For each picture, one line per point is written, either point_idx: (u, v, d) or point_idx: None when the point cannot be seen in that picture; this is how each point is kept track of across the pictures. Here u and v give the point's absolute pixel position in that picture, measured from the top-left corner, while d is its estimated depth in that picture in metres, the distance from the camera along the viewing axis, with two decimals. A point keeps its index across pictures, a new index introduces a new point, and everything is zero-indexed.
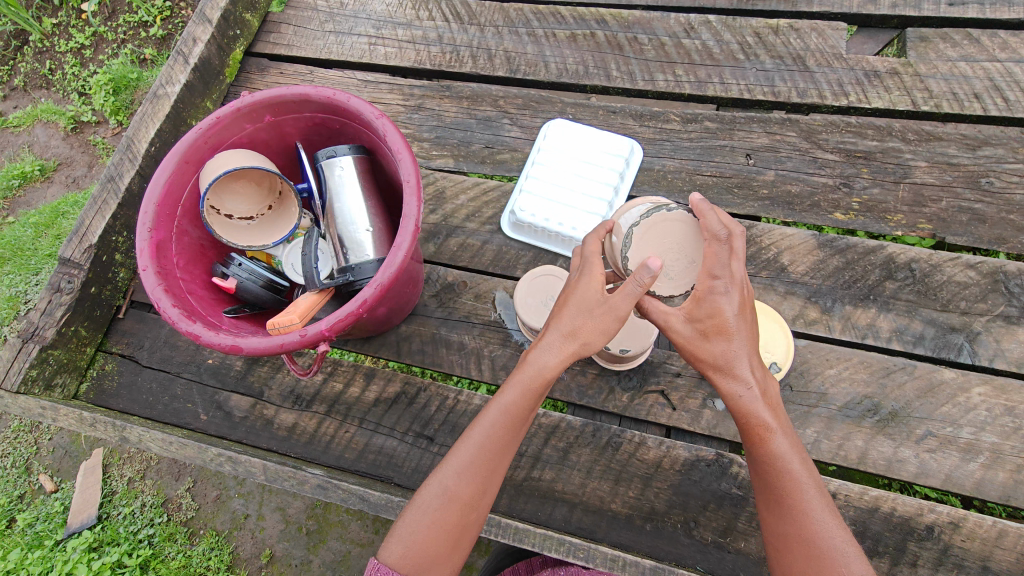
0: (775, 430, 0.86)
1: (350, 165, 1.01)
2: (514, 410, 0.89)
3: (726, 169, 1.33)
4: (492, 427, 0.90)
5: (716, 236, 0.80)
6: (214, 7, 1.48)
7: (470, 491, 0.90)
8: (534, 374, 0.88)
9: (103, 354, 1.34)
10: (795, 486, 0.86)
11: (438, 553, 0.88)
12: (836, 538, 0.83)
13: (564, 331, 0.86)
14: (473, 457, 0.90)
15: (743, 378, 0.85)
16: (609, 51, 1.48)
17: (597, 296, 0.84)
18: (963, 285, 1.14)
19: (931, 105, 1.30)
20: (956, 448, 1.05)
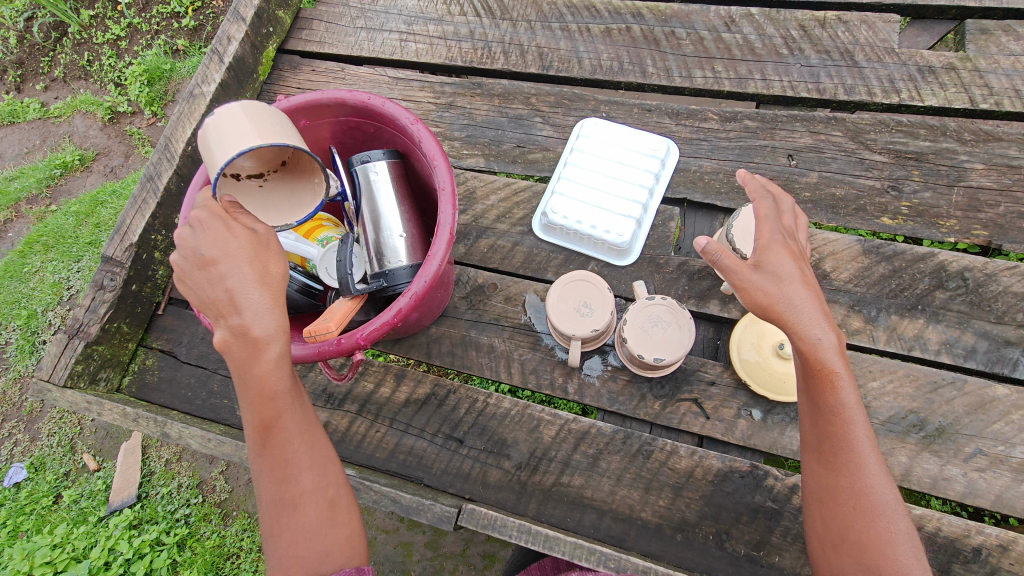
0: (845, 383, 0.84)
1: (383, 168, 1.00)
2: (266, 397, 0.80)
3: (766, 171, 1.28)
4: (257, 430, 0.82)
5: (761, 196, 0.92)
6: (248, 5, 1.48)
7: (298, 484, 0.84)
8: (241, 344, 0.77)
9: (144, 349, 1.38)
10: (856, 441, 0.85)
11: (321, 552, 0.82)
12: (887, 495, 0.83)
13: (249, 278, 0.78)
14: (270, 464, 0.83)
15: (814, 325, 0.85)
16: (645, 46, 1.44)
17: (246, 241, 0.81)
18: (1020, 296, 1.09)
19: (991, 103, 1.23)
20: (1008, 468, 1.00)
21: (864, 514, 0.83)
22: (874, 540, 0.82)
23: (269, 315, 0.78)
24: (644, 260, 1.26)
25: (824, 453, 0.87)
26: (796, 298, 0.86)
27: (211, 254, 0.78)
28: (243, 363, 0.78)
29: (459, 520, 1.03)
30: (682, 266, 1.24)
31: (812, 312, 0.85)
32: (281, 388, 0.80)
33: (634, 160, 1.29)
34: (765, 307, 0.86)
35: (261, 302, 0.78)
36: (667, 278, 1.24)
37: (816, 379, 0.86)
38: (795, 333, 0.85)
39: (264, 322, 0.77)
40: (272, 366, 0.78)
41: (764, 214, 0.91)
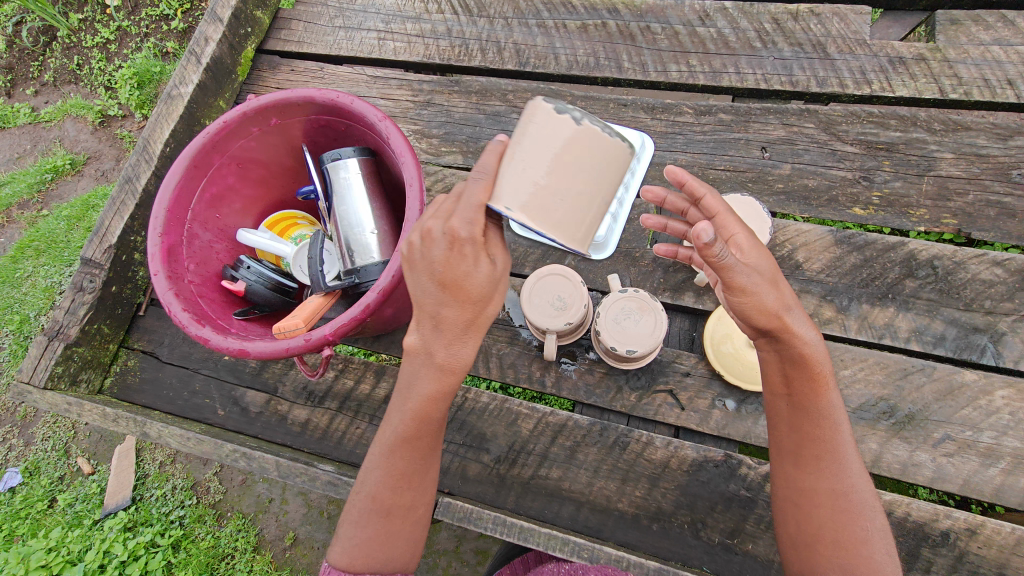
0: (831, 386, 0.87)
1: (353, 165, 1.01)
2: (423, 416, 0.90)
3: (740, 163, 1.29)
4: (399, 438, 0.91)
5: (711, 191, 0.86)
6: (225, 6, 1.49)
7: (397, 495, 0.94)
8: (438, 368, 0.85)
9: (126, 350, 1.38)
10: (838, 442, 0.88)
11: (386, 557, 0.94)
12: (865, 494, 0.87)
13: (460, 317, 0.83)
14: (397, 465, 0.93)
15: (807, 327, 0.86)
16: (621, 41, 1.44)
17: (483, 275, 0.82)
18: (988, 284, 1.10)
19: (960, 93, 1.24)
20: (976, 453, 1.02)
21: (842, 512, 0.86)
22: (851, 539, 0.85)
23: (465, 353, 0.86)
24: (620, 253, 1.27)
25: (803, 455, 0.89)
26: (786, 296, 0.85)
27: (446, 271, 0.80)
28: (421, 380, 0.87)
29: (436, 514, 1.04)
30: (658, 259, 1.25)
31: (804, 314, 0.86)
32: (434, 416, 0.91)
33: None
34: (771, 312, 0.83)
35: (461, 338, 0.85)
36: (643, 271, 1.25)
37: (810, 384, 0.87)
38: (792, 337, 0.85)
39: (457, 361, 0.86)
40: (437, 393, 0.88)
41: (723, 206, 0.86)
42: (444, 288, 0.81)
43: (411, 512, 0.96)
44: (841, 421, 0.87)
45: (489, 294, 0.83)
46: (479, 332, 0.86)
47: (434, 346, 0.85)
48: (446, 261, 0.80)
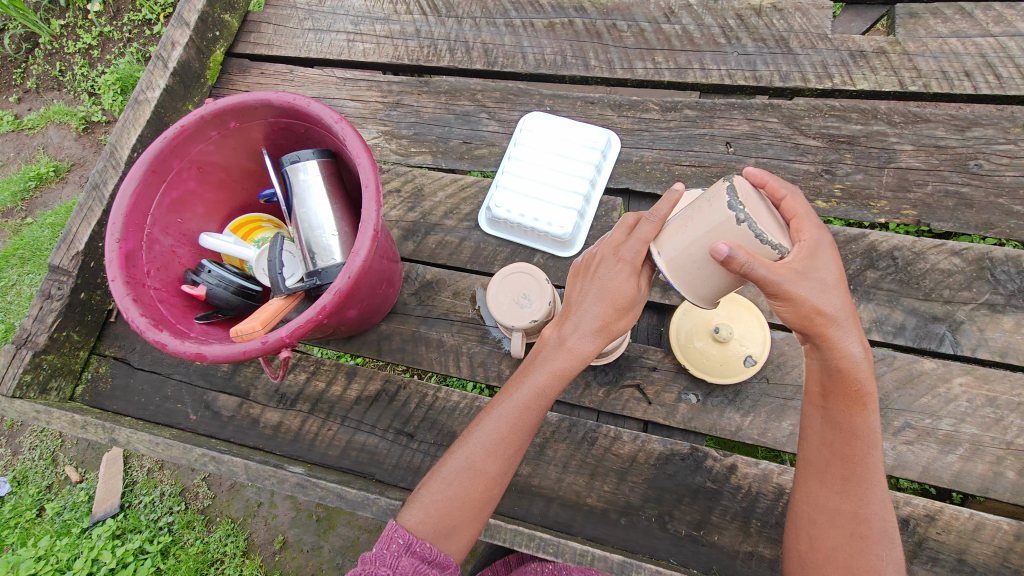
0: (873, 407, 0.85)
1: (312, 167, 1.01)
2: (542, 395, 0.89)
3: (705, 159, 1.30)
4: (521, 408, 0.90)
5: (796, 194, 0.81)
6: (191, 10, 1.49)
7: (493, 465, 0.90)
8: (563, 359, 0.88)
9: (97, 357, 1.38)
10: (869, 467, 0.86)
11: (456, 526, 0.89)
12: (883, 522, 0.85)
13: (598, 318, 0.87)
14: (495, 440, 0.90)
15: (853, 337, 0.82)
16: (588, 39, 1.45)
17: (631, 288, 0.86)
18: (947, 273, 1.11)
19: (919, 85, 1.26)
20: (935, 440, 1.03)
21: (859, 537, 0.85)
22: (863, 564, 0.83)
23: (591, 348, 0.88)
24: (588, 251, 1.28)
25: (834, 473, 0.87)
26: (838, 306, 0.80)
27: (614, 278, 0.86)
28: (553, 361, 0.89)
29: None
30: None
31: (853, 322, 0.81)
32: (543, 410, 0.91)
33: (575, 152, 1.30)
34: (813, 313, 0.78)
35: (590, 339, 0.87)
36: None
37: (850, 399, 0.85)
38: (833, 343, 0.81)
39: (584, 352, 0.87)
40: (553, 384, 0.89)
41: (802, 211, 0.80)
42: (598, 292, 0.86)
43: (489, 496, 0.91)
44: (874, 443, 0.85)
45: (634, 301, 0.87)
46: (610, 336, 0.88)
47: (570, 335, 0.88)
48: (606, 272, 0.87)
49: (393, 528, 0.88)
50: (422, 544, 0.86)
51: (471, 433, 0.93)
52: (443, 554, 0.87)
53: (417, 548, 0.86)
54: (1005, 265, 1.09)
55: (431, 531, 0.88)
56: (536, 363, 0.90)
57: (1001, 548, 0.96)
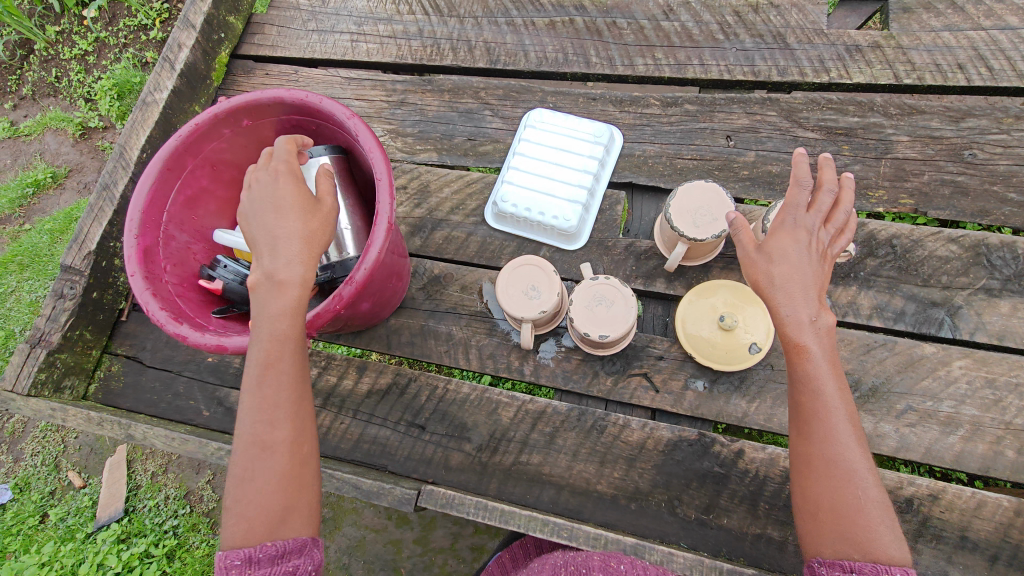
0: (812, 352, 0.85)
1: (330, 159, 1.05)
2: (278, 336, 0.84)
3: (706, 152, 1.33)
4: (263, 365, 0.84)
5: (802, 179, 0.88)
6: (197, 13, 1.51)
7: (281, 431, 0.85)
8: (276, 289, 0.83)
9: (109, 356, 1.40)
10: (825, 410, 0.86)
11: (282, 510, 0.84)
12: (858, 464, 0.84)
13: (291, 229, 0.85)
14: (258, 408, 0.84)
15: (799, 303, 0.86)
16: (588, 37, 1.48)
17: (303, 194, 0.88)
18: (944, 260, 1.14)
19: (913, 78, 1.29)
20: (936, 422, 1.06)
21: (836, 483, 0.84)
22: (844, 508, 0.83)
23: (305, 268, 0.85)
24: (593, 243, 1.31)
25: (800, 422, 0.89)
26: (782, 281, 0.87)
27: (277, 198, 0.86)
28: (270, 298, 0.83)
29: (419, 501, 1.07)
30: (629, 247, 1.29)
31: (797, 291, 0.86)
32: (292, 337, 0.85)
33: (578, 147, 1.33)
34: (754, 281, 0.90)
35: (291, 261, 0.84)
36: (615, 259, 1.29)
37: (787, 352, 0.88)
38: (774, 306, 0.88)
39: (296, 275, 0.84)
40: (287, 312, 0.84)
41: (794, 201, 0.89)
42: (261, 217, 0.86)
43: (304, 464, 0.87)
44: (819, 388, 0.86)
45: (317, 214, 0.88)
46: (309, 251, 0.85)
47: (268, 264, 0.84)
48: (262, 198, 0.87)
49: (221, 561, 0.79)
50: (261, 548, 0.80)
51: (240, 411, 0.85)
52: (289, 539, 0.83)
53: (260, 555, 0.80)
54: (1001, 251, 1.12)
55: (264, 530, 0.82)
56: (254, 310, 0.84)
57: (1002, 525, 0.98)
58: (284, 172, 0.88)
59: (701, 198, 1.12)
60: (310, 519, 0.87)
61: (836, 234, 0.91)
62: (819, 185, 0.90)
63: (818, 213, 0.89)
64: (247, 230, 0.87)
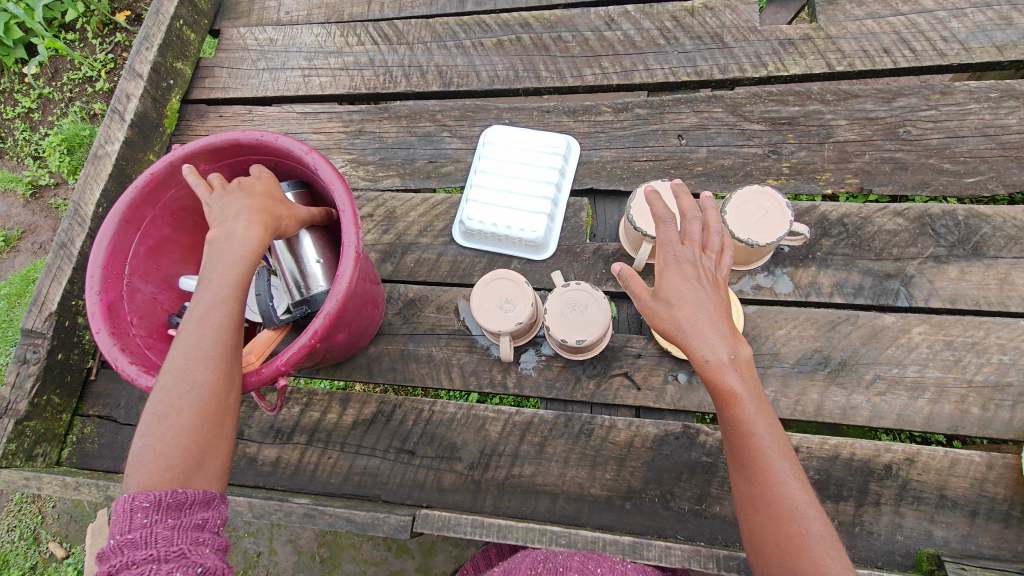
0: (740, 397, 0.86)
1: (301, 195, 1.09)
2: (229, 283, 0.84)
3: (660, 153, 1.37)
4: (205, 305, 0.84)
5: (662, 217, 0.94)
6: (143, 62, 1.51)
7: (207, 373, 0.82)
8: (230, 243, 0.85)
9: (81, 418, 1.36)
10: (759, 450, 0.86)
11: (194, 456, 0.79)
12: (800, 501, 0.83)
13: (257, 205, 0.89)
14: (191, 346, 0.82)
15: (712, 344, 0.88)
16: (536, 53, 1.52)
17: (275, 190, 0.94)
18: (893, 233, 1.20)
19: (844, 65, 1.36)
20: (904, 388, 1.10)
21: (782, 525, 0.82)
22: (791, 543, 0.82)
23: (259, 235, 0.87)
24: (561, 251, 1.33)
25: (737, 462, 0.88)
26: (682, 317, 0.89)
27: (255, 184, 0.93)
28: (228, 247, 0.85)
29: (415, 527, 1.06)
30: (597, 252, 1.32)
31: (706, 330, 0.88)
32: (240, 284, 0.85)
33: (537, 159, 1.36)
34: (661, 328, 0.92)
35: (251, 226, 0.87)
36: (585, 265, 1.32)
37: (716, 397, 0.88)
38: (691, 350, 0.88)
39: (253, 237, 0.86)
40: (235, 262, 0.85)
41: (665, 240, 0.93)
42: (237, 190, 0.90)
43: (224, 414, 0.83)
44: (752, 430, 0.86)
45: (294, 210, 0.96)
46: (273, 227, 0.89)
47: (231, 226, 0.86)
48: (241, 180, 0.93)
49: (125, 502, 0.73)
50: (173, 493, 0.76)
51: (173, 349, 0.83)
52: (199, 491, 0.79)
53: (170, 500, 0.75)
54: (944, 219, 1.18)
55: (177, 475, 0.78)
56: (209, 261, 0.85)
57: (977, 480, 1.03)
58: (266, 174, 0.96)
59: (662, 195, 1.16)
60: (221, 474, 0.83)
61: (718, 257, 0.95)
62: (682, 216, 0.96)
63: (694, 246, 0.93)
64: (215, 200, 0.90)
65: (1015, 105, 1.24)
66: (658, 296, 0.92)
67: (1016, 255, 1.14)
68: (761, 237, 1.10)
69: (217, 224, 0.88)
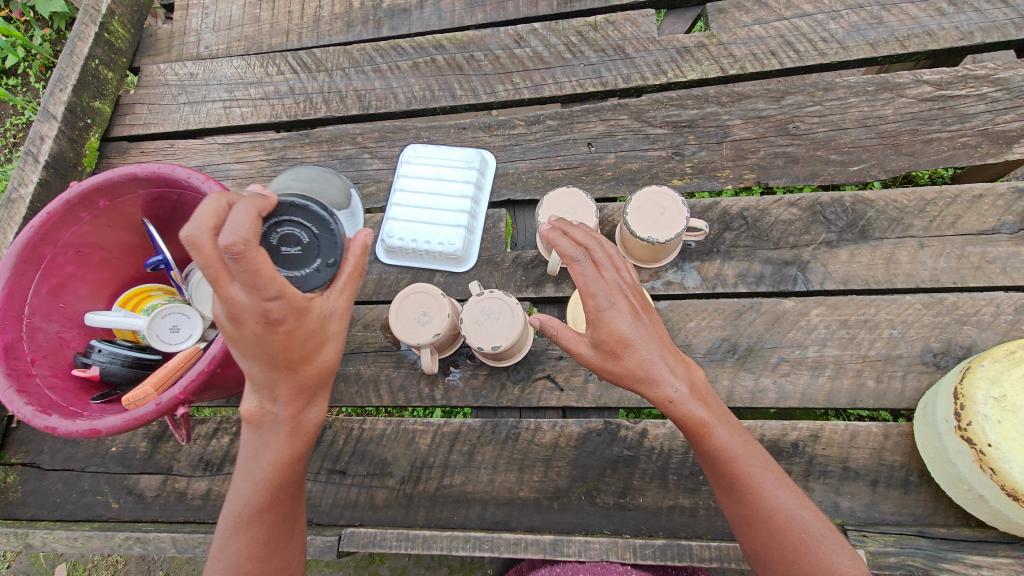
0: (712, 426, 0.88)
1: (325, 215, 0.86)
2: (276, 476, 0.89)
3: (572, 161, 1.43)
4: (253, 499, 0.90)
5: (572, 256, 0.87)
6: (57, 103, 1.51)
7: (270, 550, 0.92)
8: (275, 428, 0.87)
9: (2, 467, 1.32)
10: (746, 476, 0.90)
11: None
12: (790, 506, 0.89)
13: (295, 381, 0.83)
14: (249, 533, 0.90)
15: (668, 379, 0.88)
16: (450, 72, 1.57)
17: (301, 328, 0.78)
18: (788, 222, 1.26)
19: (737, 68, 1.44)
20: (806, 367, 1.16)
21: (789, 542, 0.87)
22: (796, 553, 0.87)
23: (311, 412, 0.89)
24: (482, 262, 1.37)
25: (723, 486, 0.92)
26: (634, 364, 0.87)
27: (273, 346, 0.77)
28: (272, 437, 0.87)
29: (341, 546, 1.07)
30: (516, 260, 1.35)
31: (661, 369, 0.87)
32: (290, 469, 0.90)
33: (451, 174, 1.40)
34: (613, 376, 0.89)
35: (298, 405, 0.86)
36: (506, 273, 1.35)
37: (689, 431, 0.89)
38: (654, 393, 0.88)
39: (306, 423, 0.88)
40: (281, 451, 0.88)
41: (585, 280, 0.87)
42: (268, 357, 0.78)
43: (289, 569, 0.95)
44: (733, 456, 0.89)
45: (327, 318, 0.83)
46: (323, 384, 0.88)
47: (277, 406, 0.86)
48: (262, 335, 0.75)
49: None
50: None
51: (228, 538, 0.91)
52: None
53: None
54: (833, 206, 1.25)
55: None
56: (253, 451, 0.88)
57: (876, 449, 1.08)
58: (283, 306, 0.73)
59: (567, 202, 1.21)
60: None
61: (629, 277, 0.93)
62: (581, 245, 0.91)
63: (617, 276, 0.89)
64: (243, 361, 0.79)
65: (890, 96, 1.33)
66: (602, 346, 0.88)
67: (899, 235, 1.21)
68: (661, 234, 1.14)
69: (257, 403, 0.85)
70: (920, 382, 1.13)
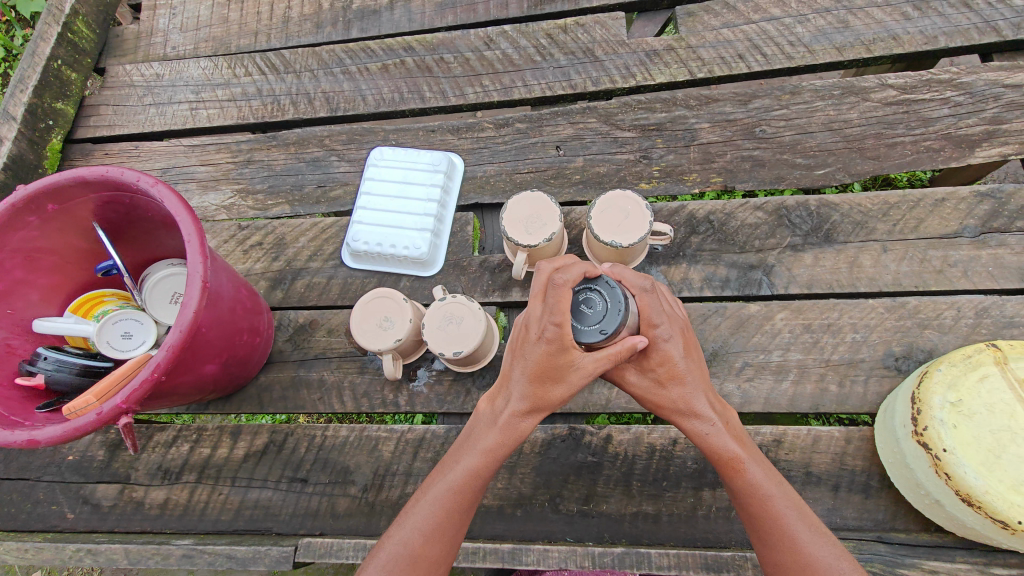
0: (747, 463, 0.88)
1: (625, 301, 0.87)
2: (473, 473, 0.91)
3: (540, 164, 1.42)
4: (451, 488, 0.91)
5: (645, 286, 0.86)
6: (16, 104, 1.48)
7: (436, 545, 0.89)
8: (498, 429, 0.91)
9: None
10: (779, 518, 0.87)
11: None
12: (828, 556, 0.84)
13: (530, 389, 0.88)
14: (428, 516, 0.90)
15: (707, 415, 0.89)
16: (420, 75, 1.55)
17: (558, 359, 0.84)
18: (754, 226, 1.25)
19: (705, 72, 1.43)
20: (770, 372, 1.16)
21: None
22: None
23: (525, 424, 0.90)
24: (448, 266, 1.36)
25: (757, 531, 0.89)
26: (679, 394, 0.89)
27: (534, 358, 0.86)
28: (489, 435, 0.91)
29: (298, 556, 1.06)
30: (483, 264, 1.34)
31: (703, 403, 0.89)
32: (485, 474, 0.92)
33: (418, 177, 1.38)
34: (656, 406, 0.91)
35: (523, 416, 0.89)
36: (472, 278, 1.34)
37: (721, 467, 0.90)
38: (689, 426, 0.89)
39: (521, 430, 0.90)
40: (490, 448, 0.91)
41: (649, 310, 0.86)
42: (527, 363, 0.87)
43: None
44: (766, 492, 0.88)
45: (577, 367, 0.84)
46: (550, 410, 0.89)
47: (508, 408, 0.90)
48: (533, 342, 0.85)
49: None
50: None
51: (405, 517, 0.91)
52: None
53: None
54: (798, 210, 1.25)
55: None
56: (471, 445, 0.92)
57: (838, 454, 1.08)
58: (560, 334, 0.82)
59: (531, 205, 1.19)
60: None
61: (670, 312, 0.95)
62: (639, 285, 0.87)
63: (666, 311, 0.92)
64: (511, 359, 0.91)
65: (856, 100, 1.33)
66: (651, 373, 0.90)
67: (863, 239, 1.21)
68: (625, 238, 1.13)
69: (494, 400, 0.93)
70: (881, 387, 1.13)
